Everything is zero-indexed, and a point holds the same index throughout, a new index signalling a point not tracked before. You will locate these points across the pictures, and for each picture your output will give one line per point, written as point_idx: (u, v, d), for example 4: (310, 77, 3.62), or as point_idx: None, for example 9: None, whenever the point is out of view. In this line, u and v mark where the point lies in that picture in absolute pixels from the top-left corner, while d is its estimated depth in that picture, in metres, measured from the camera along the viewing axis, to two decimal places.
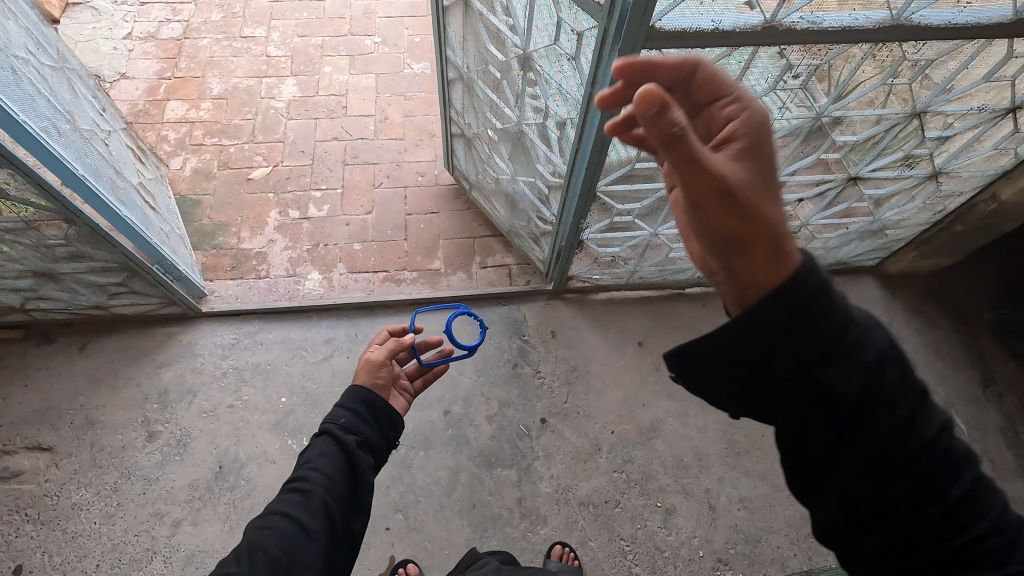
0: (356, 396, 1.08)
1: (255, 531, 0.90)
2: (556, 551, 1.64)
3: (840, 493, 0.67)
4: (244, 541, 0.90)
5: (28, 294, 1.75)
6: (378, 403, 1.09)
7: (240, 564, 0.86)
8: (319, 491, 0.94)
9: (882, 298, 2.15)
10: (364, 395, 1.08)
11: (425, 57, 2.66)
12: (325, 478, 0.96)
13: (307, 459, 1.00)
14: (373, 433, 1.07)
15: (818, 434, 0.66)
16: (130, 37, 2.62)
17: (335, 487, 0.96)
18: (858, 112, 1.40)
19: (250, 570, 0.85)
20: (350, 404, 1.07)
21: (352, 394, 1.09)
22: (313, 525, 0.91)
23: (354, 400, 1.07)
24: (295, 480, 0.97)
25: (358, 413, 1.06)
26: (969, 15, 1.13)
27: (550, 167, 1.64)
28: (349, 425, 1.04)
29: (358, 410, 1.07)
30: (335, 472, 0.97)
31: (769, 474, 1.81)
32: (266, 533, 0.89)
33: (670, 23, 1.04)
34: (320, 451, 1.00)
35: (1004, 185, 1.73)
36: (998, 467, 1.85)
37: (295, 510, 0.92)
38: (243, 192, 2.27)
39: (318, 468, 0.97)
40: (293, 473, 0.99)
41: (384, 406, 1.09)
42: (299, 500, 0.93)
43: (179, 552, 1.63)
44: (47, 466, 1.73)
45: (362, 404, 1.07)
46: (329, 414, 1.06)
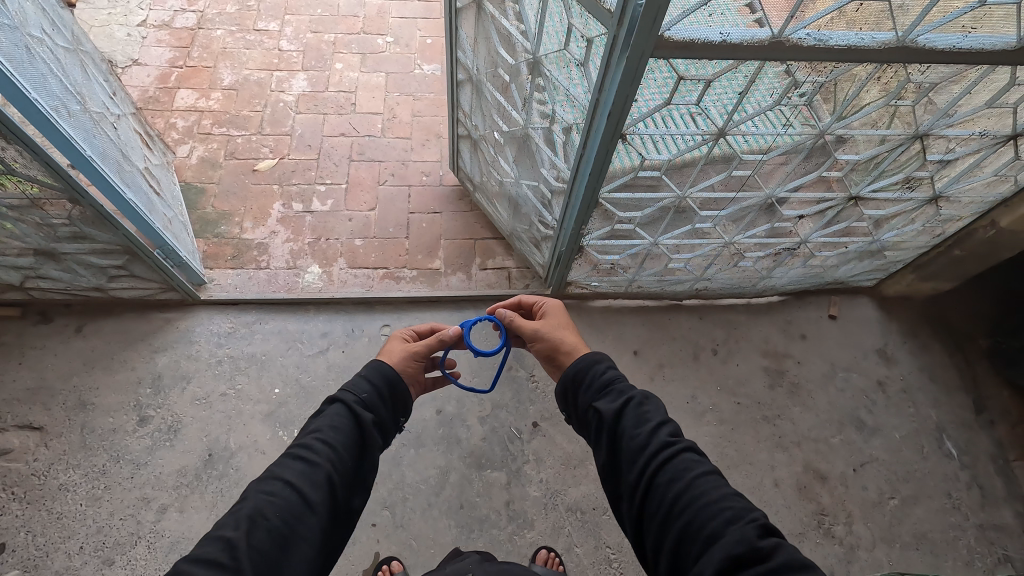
0: (380, 373, 1.11)
1: (256, 496, 0.88)
2: (541, 555, 1.63)
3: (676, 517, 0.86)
4: (244, 505, 0.87)
5: (28, 273, 1.76)
6: (398, 385, 1.13)
7: (238, 530, 0.83)
8: (325, 465, 0.94)
9: (879, 319, 2.16)
10: (388, 374, 1.11)
11: (436, 58, 2.68)
12: (334, 452, 0.96)
13: (316, 427, 0.99)
14: (386, 415, 1.10)
15: (623, 457, 0.95)
16: (145, 25, 2.64)
17: (342, 463, 0.96)
18: (860, 133, 1.41)
19: (249, 537, 0.83)
20: (370, 380, 1.10)
21: (375, 371, 1.12)
22: (317, 498, 0.91)
23: (376, 377, 1.10)
24: (300, 448, 0.96)
25: (378, 391, 1.09)
26: (974, 42, 1.15)
27: (555, 171, 1.65)
28: (367, 402, 1.06)
29: (378, 388, 1.10)
30: (344, 447, 0.98)
31: (758, 489, 1.82)
32: (267, 499, 0.88)
33: (679, 34, 1.05)
34: (331, 422, 1.00)
35: (1002, 213, 1.76)
36: (987, 494, 1.85)
37: (299, 479, 0.91)
38: (249, 182, 2.28)
39: (327, 440, 0.97)
40: (300, 439, 0.98)
41: (402, 389, 1.13)
42: (305, 470, 0.93)
43: (164, 538, 1.63)
44: (36, 445, 1.73)
45: (382, 383, 1.10)
46: (349, 386, 1.08)
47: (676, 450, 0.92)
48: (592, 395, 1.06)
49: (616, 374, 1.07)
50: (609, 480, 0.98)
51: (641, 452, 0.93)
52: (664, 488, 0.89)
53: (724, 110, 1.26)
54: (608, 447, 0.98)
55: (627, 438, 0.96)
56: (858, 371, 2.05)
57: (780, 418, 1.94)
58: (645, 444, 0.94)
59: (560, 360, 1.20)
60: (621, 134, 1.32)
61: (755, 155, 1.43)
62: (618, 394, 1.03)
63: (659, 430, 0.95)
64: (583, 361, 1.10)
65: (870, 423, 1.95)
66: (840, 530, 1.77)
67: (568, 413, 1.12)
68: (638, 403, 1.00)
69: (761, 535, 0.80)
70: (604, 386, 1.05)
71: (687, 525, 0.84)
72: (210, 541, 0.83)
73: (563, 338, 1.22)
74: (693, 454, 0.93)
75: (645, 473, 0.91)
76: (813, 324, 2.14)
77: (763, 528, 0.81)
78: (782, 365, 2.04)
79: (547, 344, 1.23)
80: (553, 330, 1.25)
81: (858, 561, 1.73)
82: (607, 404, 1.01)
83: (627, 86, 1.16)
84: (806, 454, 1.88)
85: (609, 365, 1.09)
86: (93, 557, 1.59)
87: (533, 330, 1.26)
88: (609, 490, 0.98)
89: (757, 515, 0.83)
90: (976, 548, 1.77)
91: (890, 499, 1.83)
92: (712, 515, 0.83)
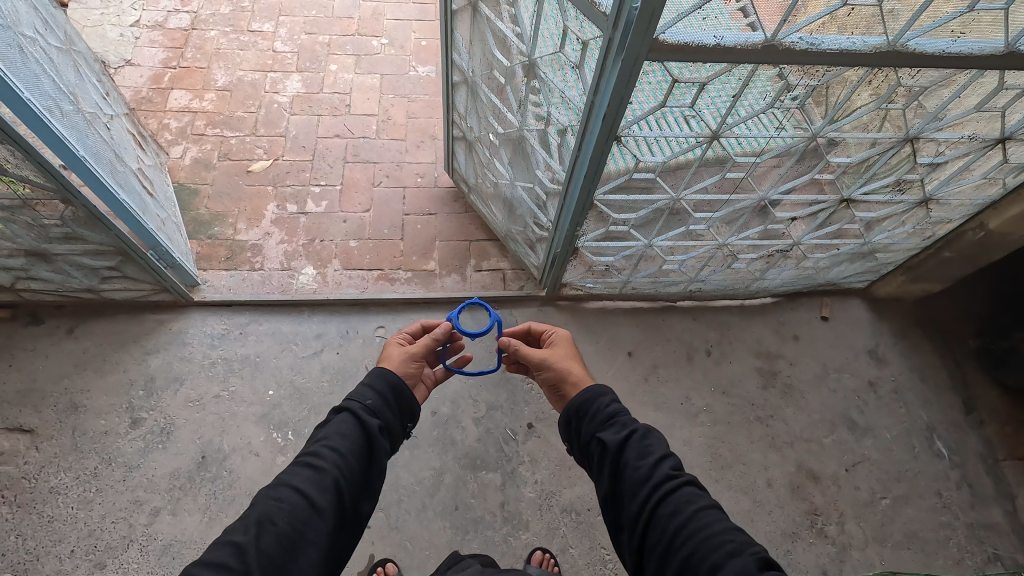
0: (384, 380, 1.10)
1: (264, 502, 0.88)
2: (536, 556, 1.64)
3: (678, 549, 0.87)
4: (253, 510, 0.87)
5: (19, 274, 1.74)
6: (403, 391, 1.12)
7: (247, 534, 0.84)
8: (332, 470, 0.94)
9: (870, 320, 2.18)
10: (392, 380, 1.11)
11: (430, 60, 2.68)
12: (341, 458, 0.96)
13: (323, 435, 0.99)
14: (393, 421, 1.09)
15: (625, 490, 0.95)
16: (137, 25, 2.63)
17: (351, 468, 0.96)
18: (852, 135, 1.42)
19: (257, 541, 0.84)
20: (376, 385, 1.09)
21: (379, 377, 1.11)
22: (324, 503, 0.91)
23: (381, 383, 1.10)
24: (307, 454, 0.96)
25: (383, 397, 1.08)
26: (963, 46, 1.16)
27: (550, 173, 1.66)
28: (372, 408, 1.06)
29: (382, 394, 1.09)
30: (352, 453, 0.98)
31: (752, 489, 1.83)
32: (276, 505, 0.88)
33: (674, 36, 1.06)
34: (338, 429, 1.00)
35: (991, 215, 1.79)
36: (977, 493, 1.87)
37: (307, 485, 0.91)
38: (242, 183, 2.27)
39: (334, 446, 0.97)
40: (307, 447, 0.98)
41: (407, 395, 1.12)
42: (312, 476, 0.93)
43: (156, 542, 1.61)
44: (26, 448, 1.71)
45: (388, 389, 1.10)
46: (354, 393, 1.07)
47: (678, 483, 0.93)
48: (595, 426, 1.05)
49: (618, 405, 1.07)
50: (610, 510, 0.98)
51: (643, 485, 0.94)
52: (665, 522, 0.89)
53: (718, 114, 1.27)
54: (610, 479, 0.98)
55: (629, 470, 0.96)
56: (850, 371, 2.07)
57: (773, 418, 1.96)
58: (646, 478, 0.94)
59: (565, 391, 1.20)
60: (617, 136, 1.33)
61: (748, 157, 1.45)
62: (621, 426, 1.03)
63: (661, 463, 0.95)
64: (587, 392, 1.10)
65: (862, 423, 1.97)
66: (833, 529, 1.78)
67: (570, 442, 1.11)
68: (641, 436, 1.00)
69: (761, 567, 0.81)
70: (605, 418, 1.05)
71: (688, 556, 0.85)
72: (216, 545, 0.83)
73: (570, 369, 1.21)
74: (695, 487, 0.94)
75: (647, 505, 0.91)
76: (805, 325, 2.15)
77: (764, 561, 0.82)
78: (775, 366, 2.06)
79: (553, 374, 1.22)
80: (560, 360, 1.24)
81: (850, 560, 1.74)
82: (610, 436, 1.01)
83: (622, 88, 1.17)
84: (798, 454, 1.90)
85: (612, 396, 1.09)
86: (84, 561, 1.58)
87: (539, 359, 1.24)
88: (611, 521, 0.98)
89: (757, 547, 0.84)
90: (967, 547, 1.78)
91: (881, 499, 1.84)
92: (714, 548, 0.84)
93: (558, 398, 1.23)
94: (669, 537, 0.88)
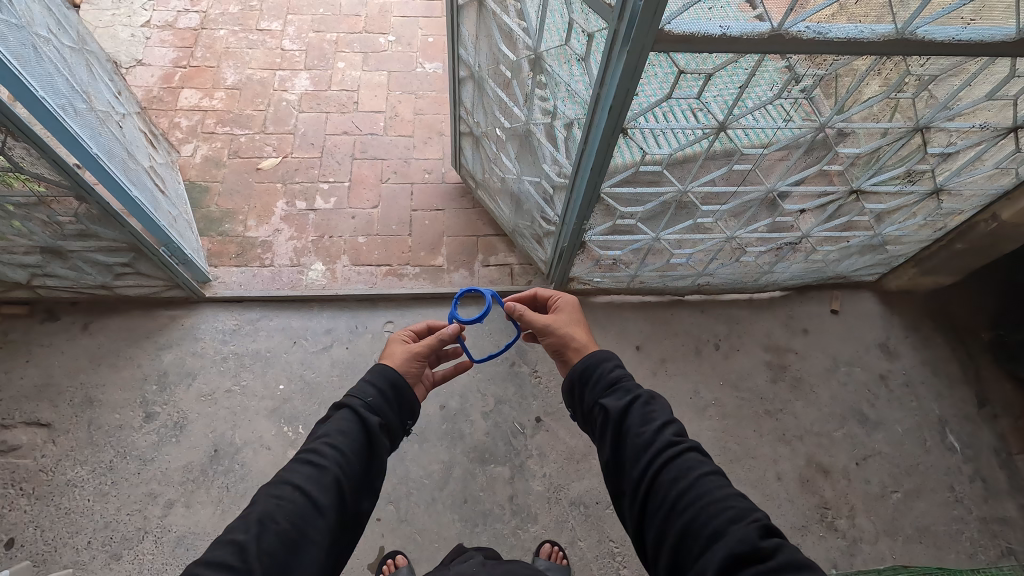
0: (385, 377, 1.11)
1: (266, 500, 0.89)
2: (544, 549, 1.64)
3: (675, 512, 0.87)
4: (254, 509, 0.88)
5: (35, 271, 1.77)
6: (404, 389, 1.13)
7: (248, 533, 0.85)
8: (333, 468, 0.95)
9: (881, 313, 2.16)
10: (393, 378, 1.11)
11: (437, 57, 2.69)
12: (342, 456, 0.97)
13: (324, 432, 1.00)
14: (392, 418, 1.10)
15: (626, 454, 0.96)
16: (148, 25, 2.66)
17: (351, 466, 0.97)
18: (862, 126, 1.41)
19: (258, 540, 0.84)
20: (377, 383, 1.10)
21: (379, 374, 1.12)
22: (325, 502, 0.91)
23: (382, 380, 1.11)
24: (308, 451, 0.97)
25: (384, 394, 1.09)
26: (973, 33, 1.15)
27: (556, 167, 1.66)
28: (373, 406, 1.07)
29: (383, 391, 1.10)
30: (352, 450, 0.98)
31: (761, 483, 1.82)
32: (277, 503, 0.89)
33: (680, 27, 1.06)
34: (339, 426, 1.00)
35: (1003, 205, 1.76)
36: (991, 487, 1.85)
37: (307, 483, 0.92)
38: (252, 181, 2.30)
39: (335, 444, 0.97)
40: (307, 444, 0.99)
41: (408, 393, 1.13)
42: (313, 474, 0.93)
43: (170, 533, 1.64)
44: (43, 442, 1.74)
45: (388, 386, 1.11)
46: (354, 390, 1.08)
47: (681, 449, 0.93)
48: (598, 392, 1.06)
49: (622, 370, 1.08)
50: (612, 477, 0.98)
51: (645, 450, 0.94)
52: (664, 486, 0.90)
53: (725, 105, 1.27)
54: (612, 444, 0.99)
55: (631, 436, 0.97)
56: (861, 365, 2.05)
57: (782, 412, 1.95)
58: (647, 443, 0.94)
59: (569, 356, 1.20)
60: (623, 128, 1.32)
61: (756, 149, 1.43)
62: (625, 392, 1.03)
63: (664, 429, 0.95)
64: (591, 358, 1.10)
65: (873, 417, 1.96)
66: (843, 523, 1.77)
67: (575, 410, 1.12)
68: (644, 402, 1.01)
69: (763, 535, 0.81)
70: (609, 385, 1.05)
71: (689, 522, 0.85)
72: (218, 545, 0.84)
73: (573, 334, 1.22)
74: (698, 453, 0.93)
75: (649, 470, 0.92)
76: (815, 318, 2.14)
77: (765, 528, 0.82)
78: (784, 360, 2.05)
79: (557, 339, 1.22)
80: (564, 325, 1.24)
81: (861, 553, 1.73)
82: (614, 402, 1.01)
83: (628, 81, 1.17)
84: (809, 448, 1.89)
85: (616, 361, 1.09)
86: (101, 552, 1.61)
87: (544, 323, 1.25)
88: (613, 487, 0.98)
89: (759, 515, 0.84)
90: (979, 541, 1.77)
91: (893, 492, 1.83)
92: (716, 514, 0.84)
93: (562, 364, 1.23)
94: (669, 503, 0.88)
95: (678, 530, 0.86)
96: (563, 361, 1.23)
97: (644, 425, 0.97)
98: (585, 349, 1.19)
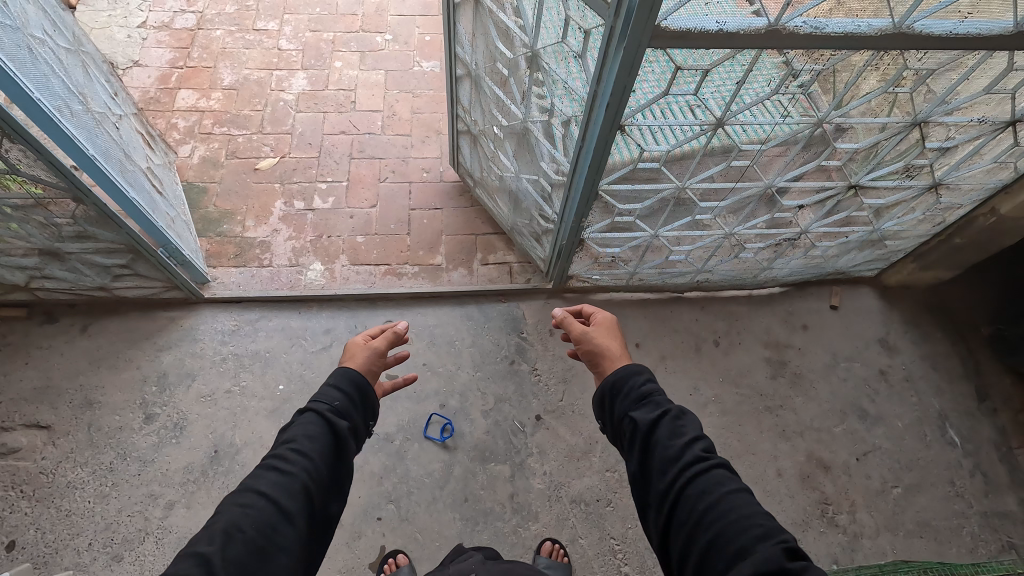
0: (349, 380, 1.12)
1: (231, 509, 0.88)
2: (546, 547, 1.65)
3: (700, 525, 0.87)
4: (220, 518, 0.87)
5: (33, 273, 1.77)
6: (368, 391, 1.14)
7: (214, 545, 0.83)
8: (301, 474, 0.94)
9: (880, 309, 2.16)
10: (357, 380, 1.12)
11: (435, 55, 2.68)
12: (310, 461, 0.97)
13: (289, 437, 0.99)
14: (358, 421, 1.10)
15: (654, 466, 0.96)
16: (144, 26, 2.65)
17: (318, 469, 0.97)
18: (859, 120, 1.41)
19: (225, 551, 0.83)
20: (342, 386, 1.10)
21: (344, 378, 1.12)
22: (294, 507, 0.91)
23: (347, 383, 1.11)
24: (274, 458, 0.96)
25: (349, 398, 1.10)
26: (970, 27, 1.15)
27: (554, 165, 1.66)
28: (339, 409, 1.07)
29: (348, 394, 1.10)
30: (320, 454, 0.99)
31: (762, 479, 1.82)
32: (243, 512, 0.88)
33: (676, 23, 1.05)
34: (305, 431, 1.00)
35: (1002, 199, 1.76)
36: (991, 481, 1.85)
37: (274, 490, 0.91)
38: (250, 181, 2.29)
39: (302, 449, 0.97)
40: (273, 450, 0.98)
41: (372, 394, 1.14)
42: (280, 480, 0.93)
43: (171, 535, 1.64)
44: (43, 443, 1.74)
45: (353, 389, 1.11)
46: (319, 395, 1.08)
47: (709, 465, 0.93)
48: (628, 405, 1.05)
49: (653, 384, 1.07)
50: (637, 488, 0.99)
51: (673, 463, 0.94)
52: (690, 499, 0.90)
53: (723, 101, 1.26)
54: (640, 457, 0.99)
55: (660, 449, 0.97)
56: (860, 361, 2.05)
57: (782, 408, 1.95)
58: (676, 457, 0.95)
59: (603, 366, 1.19)
60: (620, 126, 1.32)
61: (754, 145, 1.43)
62: (655, 405, 1.03)
63: (693, 444, 0.95)
64: (622, 370, 1.09)
65: (873, 412, 1.96)
66: (844, 519, 1.78)
67: (602, 420, 1.12)
68: (674, 417, 1.00)
69: (790, 556, 0.80)
70: (638, 396, 1.05)
71: (714, 537, 0.85)
72: (182, 558, 0.83)
73: (608, 345, 1.21)
74: (726, 470, 0.93)
75: (676, 483, 0.92)
76: (814, 314, 2.14)
77: (792, 550, 0.81)
78: (784, 356, 2.05)
79: (592, 348, 1.22)
80: (601, 336, 1.24)
81: (862, 549, 1.74)
82: (643, 415, 1.01)
83: (624, 77, 1.16)
84: (809, 443, 1.89)
85: (647, 375, 1.08)
86: (102, 554, 1.61)
87: (581, 331, 1.25)
88: (638, 498, 0.99)
89: (787, 537, 0.83)
90: (980, 536, 1.77)
91: (893, 488, 1.83)
92: (742, 531, 0.84)
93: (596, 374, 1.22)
94: (694, 516, 0.88)
95: (702, 542, 0.86)
96: (597, 372, 1.21)
97: (672, 438, 0.97)
98: (617, 359, 1.19)
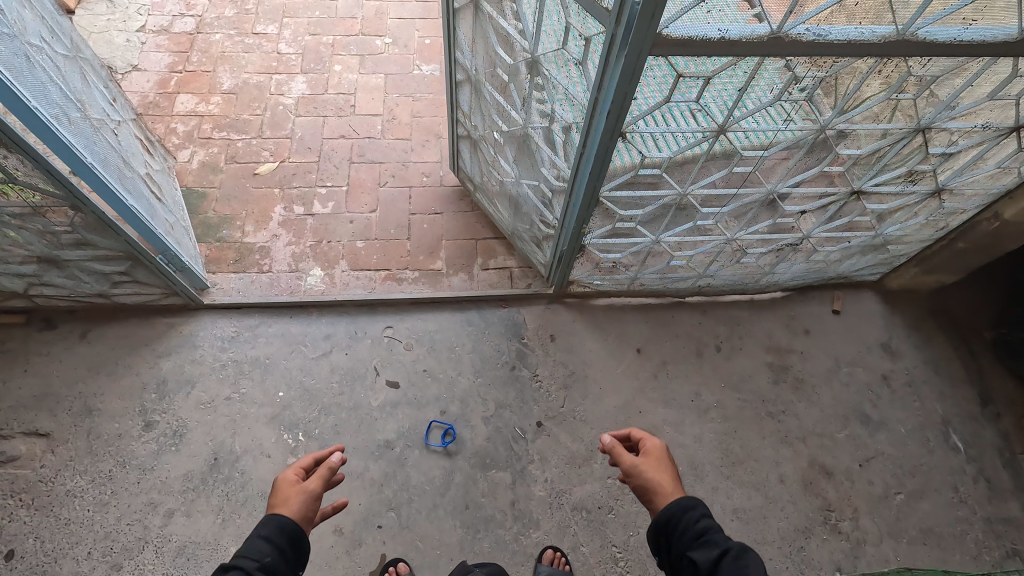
0: (282, 530, 1.10)
1: None
2: (547, 555, 1.64)
3: None
4: None
5: (32, 280, 1.76)
6: (300, 538, 1.12)
7: None
8: None
9: (883, 313, 2.15)
10: (289, 530, 1.10)
11: (434, 58, 2.67)
12: None
13: None
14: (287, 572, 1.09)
15: None
16: (143, 30, 2.65)
17: None
18: (862, 126, 1.40)
19: None
20: (274, 538, 1.09)
21: (276, 528, 1.10)
22: None
23: (279, 533, 1.10)
24: None
25: (280, 550, 1.08)
26: (975, 34, 1.14)
27: (555, 171, 1.65)
28: (268, 564, 1.05)
29: (280, 545, 1.09)
30: None
31: (764, 485, 1.81)
32: None
33: (678, 31, 1.04)
34: None
35: (1005, 204, 1.75)
36: (995, 487, 1.84)
37: None
38: (249, 186, 2.28)
39: None
40: None
41: (303, 544, 1.13)
42: None
43: (171, 543, 1.63)
44: (42, 451, 1.74)
45: (286, 539, 1.10)
46: (247, 548, 1.06)
47: None
48: (685, 543, 1.06)
49: (709, 521, 1.07)
50: None
51: None
52: None
53: (725, 107, 1.25)
54: None
55: None
56: (863, 365, 2.04)
57: (785, 413, 1.94)
58: None
59: (654, 503, 1.15)
60: (621, 133, 1.31)
61: (755, 151, 1.42)
62: (714, 544, 1.03)
63: None
64: (676, 504, 1.10)
65: (875, 418, 1.95)
66: (847, 525, 1.77)
67: (660, 556, 1.12)
68: (734, 557, 1.00)
69: None
70: (694, 538, 1.05)
71: None
72: None
73: (660, 482, 1.16)
74: None
75: None
76: (816, 318, 2.13)
77: None
78: (786, 361, 2.04)
79: (643, 484, 1.17)
80: (651, 467, 1.19)
81: (865, 556, 1.73)
82: (701, 556, 1.02)
83: (625, 85, 1.15)
84: (811, 449, 1.88)
85: (702, 510, 1.09)
86: (101, 563, 1.60)
87: (631, 462, 1.20)
88: None
89: None
90: (984, 542, 1.76)
91: (896, 494, 1.82)
92: None
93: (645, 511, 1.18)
94: None
95: None
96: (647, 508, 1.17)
97: None
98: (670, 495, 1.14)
